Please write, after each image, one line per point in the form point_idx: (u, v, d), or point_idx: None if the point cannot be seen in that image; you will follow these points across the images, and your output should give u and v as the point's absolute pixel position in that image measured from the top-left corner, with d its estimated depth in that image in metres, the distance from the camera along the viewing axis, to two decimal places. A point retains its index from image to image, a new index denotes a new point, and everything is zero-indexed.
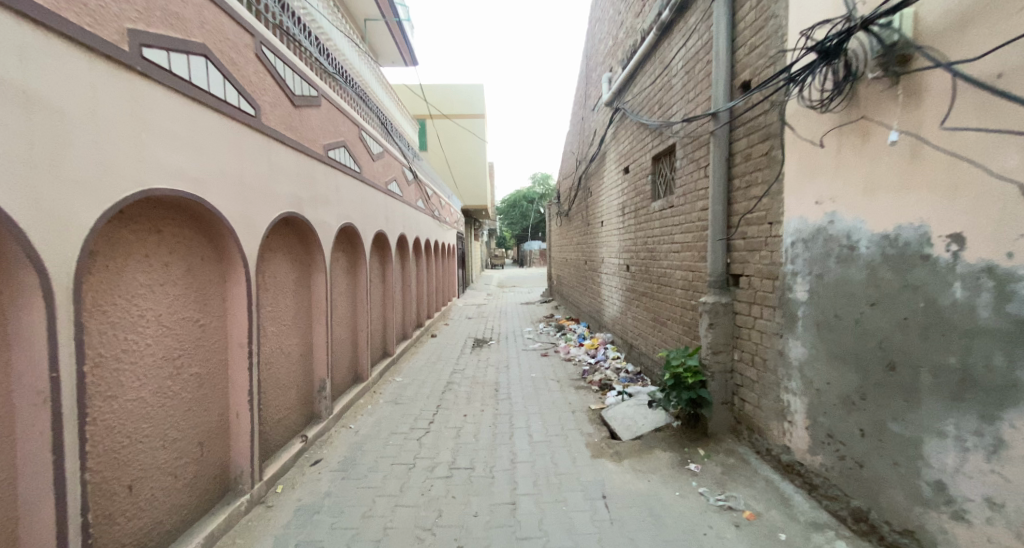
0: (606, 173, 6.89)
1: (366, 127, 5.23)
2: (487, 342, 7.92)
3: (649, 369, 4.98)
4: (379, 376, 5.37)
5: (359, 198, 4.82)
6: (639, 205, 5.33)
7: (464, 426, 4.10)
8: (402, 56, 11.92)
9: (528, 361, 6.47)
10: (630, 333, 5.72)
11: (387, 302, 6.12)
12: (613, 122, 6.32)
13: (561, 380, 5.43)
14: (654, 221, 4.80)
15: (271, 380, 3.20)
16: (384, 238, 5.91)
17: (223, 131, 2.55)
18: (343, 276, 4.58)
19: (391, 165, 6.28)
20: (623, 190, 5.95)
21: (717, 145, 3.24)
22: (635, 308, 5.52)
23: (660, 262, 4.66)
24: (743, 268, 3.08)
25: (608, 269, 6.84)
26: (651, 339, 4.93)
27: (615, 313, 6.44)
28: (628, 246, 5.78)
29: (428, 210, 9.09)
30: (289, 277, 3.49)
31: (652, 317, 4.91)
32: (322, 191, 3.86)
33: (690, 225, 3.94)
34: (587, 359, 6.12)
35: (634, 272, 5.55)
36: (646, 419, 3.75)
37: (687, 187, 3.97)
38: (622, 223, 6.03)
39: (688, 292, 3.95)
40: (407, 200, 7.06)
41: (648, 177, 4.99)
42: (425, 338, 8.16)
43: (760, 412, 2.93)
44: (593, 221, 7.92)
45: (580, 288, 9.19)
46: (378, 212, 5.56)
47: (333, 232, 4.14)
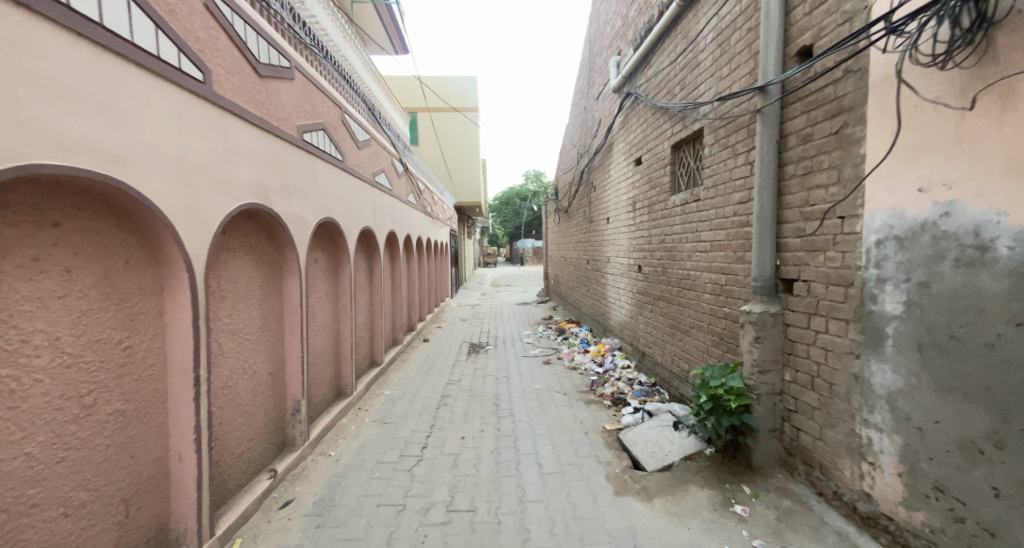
0: (613, 165, 6.37)
1: (350, 110, 4.63)
2: (483, 347, 7.36)
3: (667, 381, 4.47)
4: (365, 390, 4.80)
5: (342, 188, 4.24)
6: (654, 199, 4.81)
7: (462, 452, 3.55)
8: (391, 43, 11.27)
9: (530, 369, 5.93)
10: (642, 341, 5.21)
11: (375, 306, 5.55)
12: (623, 109, 5.78)
13: (568, 393, 4.90)
14: (674, 217, 4.29)
15: (230, 408, 2.64)
16: (371, 236, 5.32)
17: (155, 96, 1.98)
18: (322, 279, 4.01)
19: (378, 155, 5.69)
20: (635, 183, 5.43)
21: (766, 125, 2.73)
22: (649, 313, 5.02)
23: (682, 262, 4.15)
24: (798, 272, 2.58)
25: (615, 269, 6.33)
26: (671, 348, 4.41)
27: (624, 317, 5.93)
28: (640, 245, 5.26)
29: (419, 206, 8.47)
30: (253, 281, 2.91)
31: (671, 324, 4.41)
32: (295, 179, 3.27)
33: (722, 221, 3.42)
34: (595, 368, 5.59)
35: (647, 273, 5.05)
36: (674, 446, 3.23)
37: (718, 177, 3.45)
38: (633, 220, 5.51)
39: (721, 298, 3.44)
40: (396, 194, 6.47)
41: (666, 168, 4.47)
42: (417, 343, 7.57)
43: (824, 447, 2.42)
44: (597, 218, 7.39)
45: (581, 289, 8.67)
46: (364, 205, 4.97)
47: (310, 228, 3.56)
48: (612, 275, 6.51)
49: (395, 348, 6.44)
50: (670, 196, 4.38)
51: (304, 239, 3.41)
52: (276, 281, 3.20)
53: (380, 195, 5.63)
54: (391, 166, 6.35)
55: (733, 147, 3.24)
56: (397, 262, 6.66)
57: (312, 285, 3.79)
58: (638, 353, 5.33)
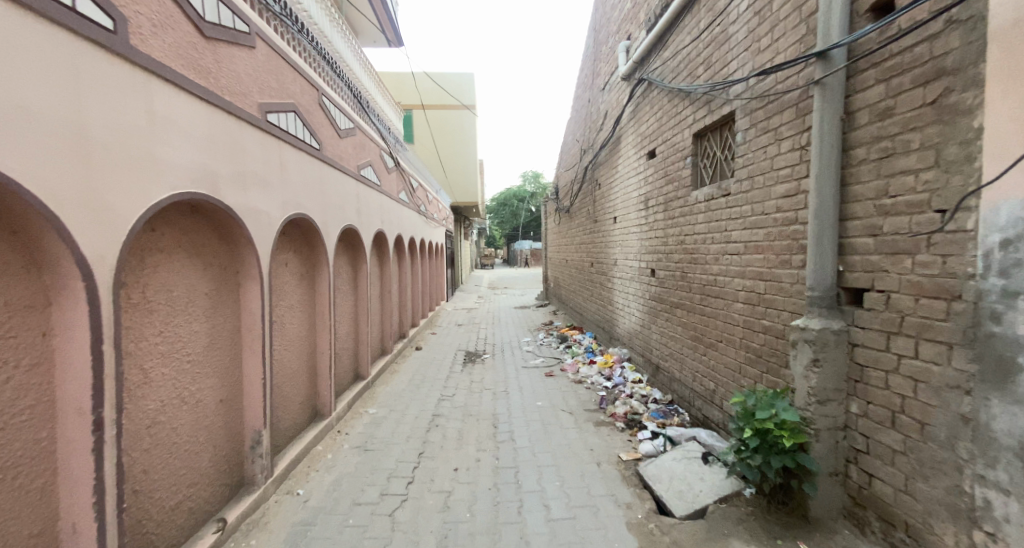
0: (621, 160, 5.87)
1: (330, 93, 4.10)
2: (480, 356, 6.82)
3: (689, 401, 3.95)
4: (346, 409, 4.25)
5: (318, 181, 3.71)
6: (670, 196, 4.31)
7: (455, 489, 3.02)
8: (383, 34, 10.71)
9: (530, 382, 5.40)
10: (657, 353, 4.68)
11: (358, 312, 5.01)
12: (634, 98, 5.28)
13: (575, 412, 4.37)
14: (696, 215, 3.78)
15: (161, 450, 2.10)
16: (356, 236, 4.79)
17: (34, 43, 1.47)
18: (292, 284, 3.46)
19: (365, 147, 5.15)
20: (647, 178, 4.92)
21: (828, 99, 2.22)
22: (664, 322, 4.50)
23: (706, 266, 3.64)
24: (871, 280, 2.07)
25: (623, 272, 5.81)
26: (693, 363, 3.89)
27: (634, 325, 5.41)
28: (653, 246, 4.76)
29: (412, 204, 7.93)
30: (198, 289, 2.38)
31: (692, 335, 3.89)
32: (254, 167, 2.74)
33: (760, 218, 2.91)
34: (603, 382, 5.07)
35: (662, 278, 4.53)
36: (706, 485, 2.71)
37: (757, 166, 2.94)
38: (644, 218, 5.01)
39: (759, 309, 2.92)
40: (385, 191, 5.94)
41: (686, 159, 3.96)
42: (408, 351, 7.02)
43: (912, 503, 1.92)
44: (602, 217, 6.88)
45: (584, 293, 8.16)
46: (346, 202, 4.44)
47: (277, 225, 3.03)
48: (619, 279, 6.00)
49: (384, 358, 5.89)
50: (692, 192, 3.87)
51: (266, 239, 2.87)
52: (229, 289, 2.66)
53: (365, 190, 5.09)
54: (379, 160, 5.81)
55: (776, 130, 2.73)
56: (387, 264, 6.13)
57: (279, 292, 3.26)
58: (652, 366, 4.80)
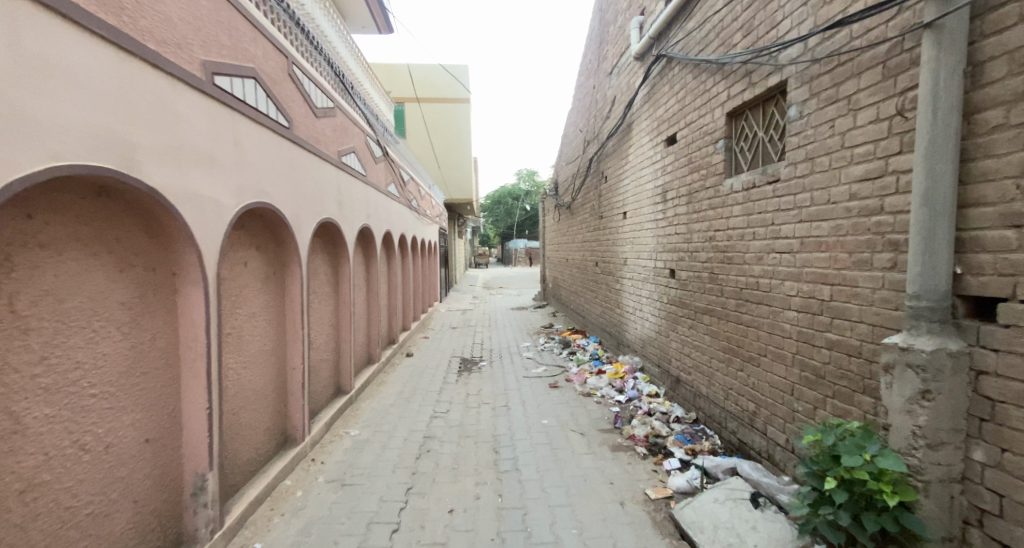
0: (632, 149, 5.33)
1: (304, 64, 3.51)
2: (476, 364, 6.26)
3: (719, 422, 3.42)
4: (323, 431, 3.68)
5: (287, 164, 3.12)
6: (696, 185, 3.77)
7: (449, 540, 2.47)
8: (373, 19, 10.06)
9: (533, 394, 4.86)
10: (678, 364, 4.14)
11: (339, 317, 4.43)
12: (649, 78, 4.74)
13: (587, 432, 3.83)
14: (730, 206, 3.25)
15: (43, 522, 1.52)
16: (336, 231, 4.20)
17: None
18: (254, 287, 2.88)
19: (348, 130, 4.57)
20: (665, 167, 4.38)
21: (945, 47, 1.68)
22: (687, 329, 3.97)
23: (743, 267, 3.11)
24: (1008, 287, 1.55)
25: (635, 272, 5.27)
26: (726, 379, 3.36)
27: (649, 332, 4.87)
28: (673, 243, 4.21)
29: (402, 198, 7.34)
30: (111, 299, 1.80)
31: (725, 347, 3.37)
32: (197, 141, 2.15)
33: (824, 209, 2.38)
34: (615, 396, 4.54)
35: (684, 280, 4.00)
36: (763, 538, 2.18)
37: (820, 145, 2.40)
38: (662, 212, 4.47)
39: (822, 319, 2.39)
40: (371, 182, 5.35)
41: (718, 143, 3.42)
42: (398, 359, 6.43)
43: None
44: (609, 213, 6.34)
45: (587, 294, 7.62)
46: (324, 192, 3.85)
47: (232, 217, 2.46)
48: (630, 281, 5.48)
49: (370, 367, 5.31)
50: (725, 179, 3.33)
51: (215, 233, 2.30)
52: (161, 296, 2.07)
53: (348, 180, 4.49)
54: (365, 147, 5.22)
55: (852, 98, 2.20)
56: (373, 264, 5.54)
57: (235, 297, 2.67)
58: (671, 378, 4.27)
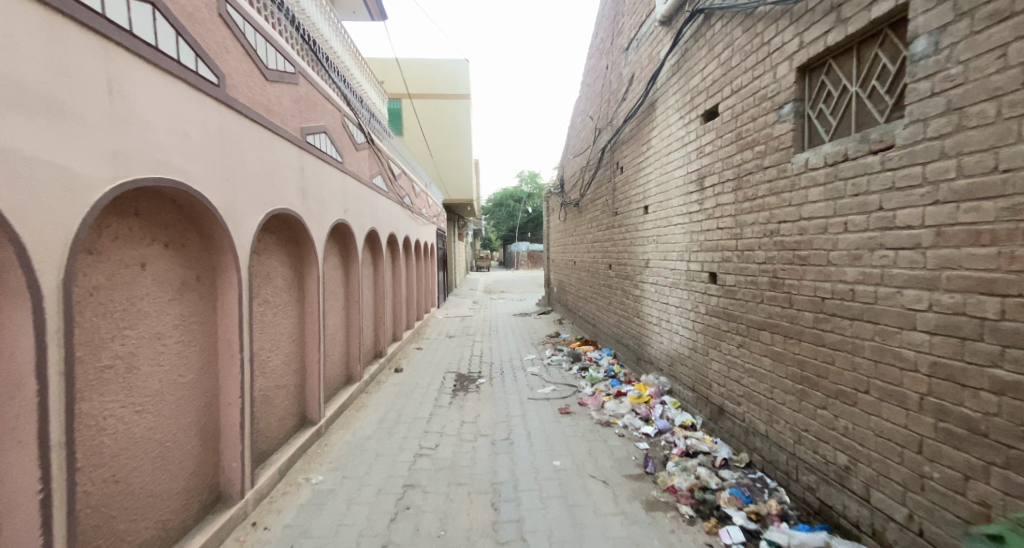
0: (656, 133, 4.53)
1: (249, 10, 2.74)
2: (474, 381, 5.47)
3: (787, 473, 2.62)
4: (275, 479, 2.89)
5: (214, 133, 2.34)
6: (749, 167, 2.98)
7: None
8: (364, 5, 9.31)
9: (540, 422, 4.06)
10: (723, 391, 3.33)
11: (304, 332, 3.64)
12: (679, 44, 3.96)
13: (610, 479, 3.02)
14: (804, 190, 2.46)
15: None
16: (299, 226, 3.41)
17: None
18: (160, 299, 2.09)
19: (318, 106, 3.79)
20: (703, 148, 3.59)
21: None
22: (734, 348, 3.18)
23: (825, 269, 2.32)
24: None
25: (660, 277, 4.49)
26: (795, 417, 2.57)
27: (678, 348, 4.08)
28: (714, 241, 3.43)
29: (391, 194, 6.56)
30: None
31: (794, 375, 2.57)
32: (23, 71, 1.39)
33: (983, 183, 1.60)
34: (641, 427, 3.75)
35: (730, 287, 3.21)
36: None
37: (976, 88, 1.62)
38: (697, 204, 3.68)
39: (983, 349, 1.61)
40: (350, 171, 4.58)
41: (783, 108, 2.63)
42: (384, 376, 5.62)
43: None
44: (625, 208, 5.55)
45: (598, 301, 6.85)
46: (279, 175, 3.06)
47: (108, 197, 1.69)
48: (652, 286, 4.69)
49: (347, 389, 4.51)
50: (796, 154, 2.54)
51: (66, 218, 1.53)
52: None
53: (317, 164, 3.70)
54: (342, 130, 4.45)
55: None
56: (353, 267, 4.75)
57: (121, 312, 1.88)
58: (713, 408, 3.46)
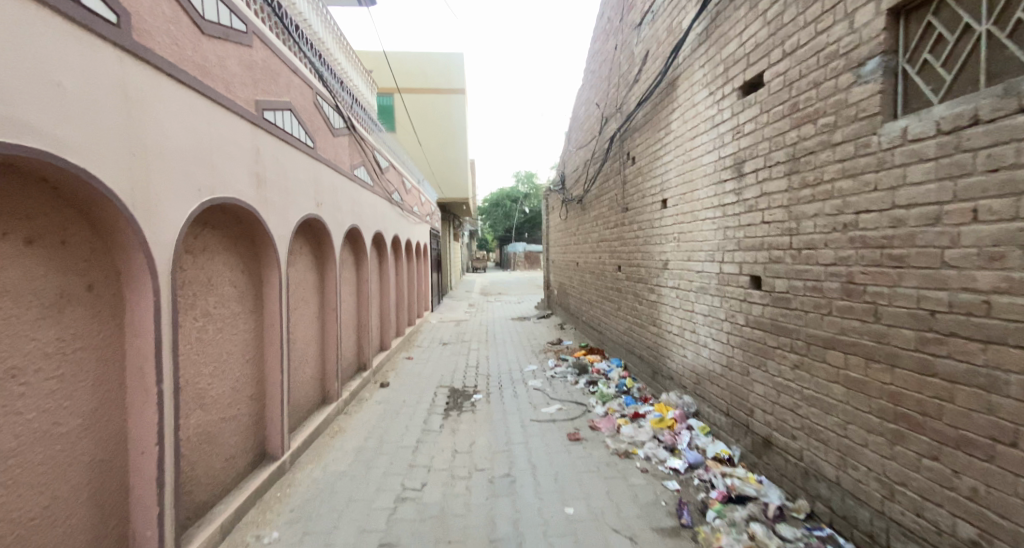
0: (677, 115, 3.93)
1: None
2: (469, 398, 4.85)
3: (872, 537, 2.04)
4: (215, 541, 2.28)
5: (113, 91, 1.74)
6: (810, 145, 2.39)
7: None
8: None
9: (547, 451, 3.46)
10: (770, 421, 2.74)
11: (262, 349, 3.02)
12: (708, 7, 3.37)
13: (638, 534, 2.42)
14: (901, 168, 1.88)
15: None
16: (252, 220, 2.78)
17: None
18: (13, 319, 1.49)
19: (281, 78, 3.17)
20: (741, 126, 3.00)
21: None
22: (788, 370, 2.58)
23: (937, 273, 1.74)
24: None
25: (682, 281, 3.88)
26: (885, 464, 1.99)
27: (707, 365, 3.48)
28: (758, 239, 2.83)
29: (377, 189, 5.94)
30: None
31: (882, 410, 1.99)
32: None
33: None
34: (668, 459, 3.15)
35: (782, 294, 2.61)
36: None
37: None
38: (734, 193, 3.08)
39: None
40: (325, 159, 3.96)
41: (865, 65, 2.06)
42: (368, 392, 4.99)
43: None
44: (637, 204, 4.95)
45: (606, 307, 6.24)
46: (224, 156, 2.44)
47: None
48: (672, 291, 4.09)
49: (321, 411, 3.89)
50: (886, 123, 1.97)
51: None
52: None
53: (279, 147, 3.08)
54: (315, 111, 3.83)
55: None
56: (329, 270, 4.14)
57: None
58: (757, 440, 2.86)
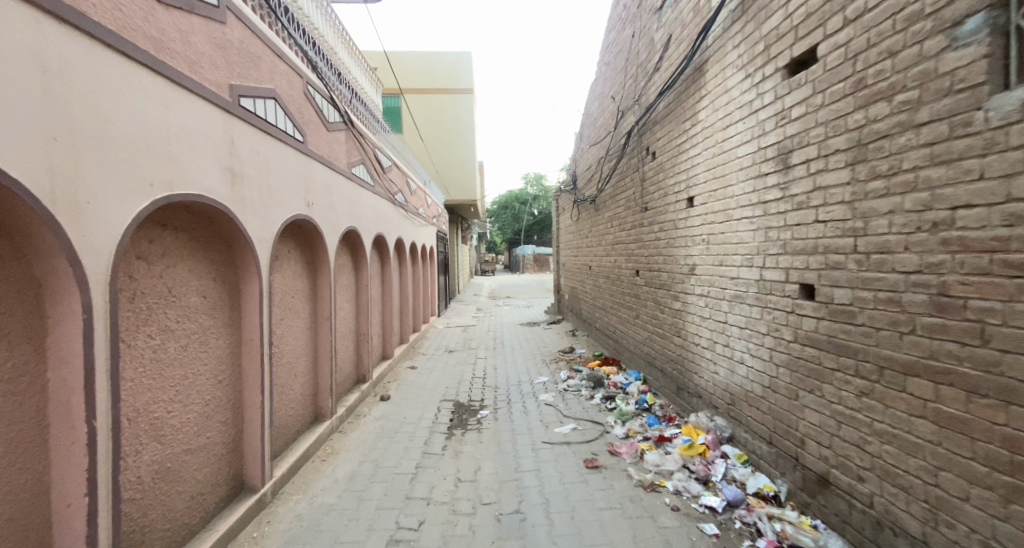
0: (706, 104, 3.51)
1: None
2: (476, 414, 4.47)
3: None
4: None
5: (28, 58, 1.40)
6: (881, 127, 1.98)
7: None
8: None
9: (562, 481, 3.06)
10: (828, 456, 2.32)
11: (240, 366, 2.67)
12: None
13: None
14: (1022, 151, 1.48)
15: None
16: (226, 221, 2.43)
17: None
18: None
19: (264, 60, 2.83)
20: (787, 110, 2.58)
21: None
22: (852, 398, 2.16)
23: None
24: None
25: (713, 289, 3.46)
26: (997, 526, 1.59)
27: (745, 385, 3.05)
28: (810, 240, 2.41)
29: (378, 189, 5.59)
30: None
31: (992, 458, 1.59)
32: None
33: None
34: (702, 495, 2.74)
35: (844, 307, 2.19)
36: None
37: None
38: (778, 189, 2.66)
39: None
40: (317, 154, 3.62)
41: (964, 24, 1.65)
42: (366, 407, 4.63)
43: None
44: (659, 203, 4.54)
45: (622, 314, 5.82)
46: (189, 147, 2.10)
47: None
48: (700, 300, 3.67)
49: (312, 432, 3.53)
50: (996, 95, 1.57)
51: None
52: None
53: (260, 139, 2.73)
54: (306, 102, 3.49)
55: None
56: (323, 275, 3.80)
57: None
58: (810, 478, 2.44)
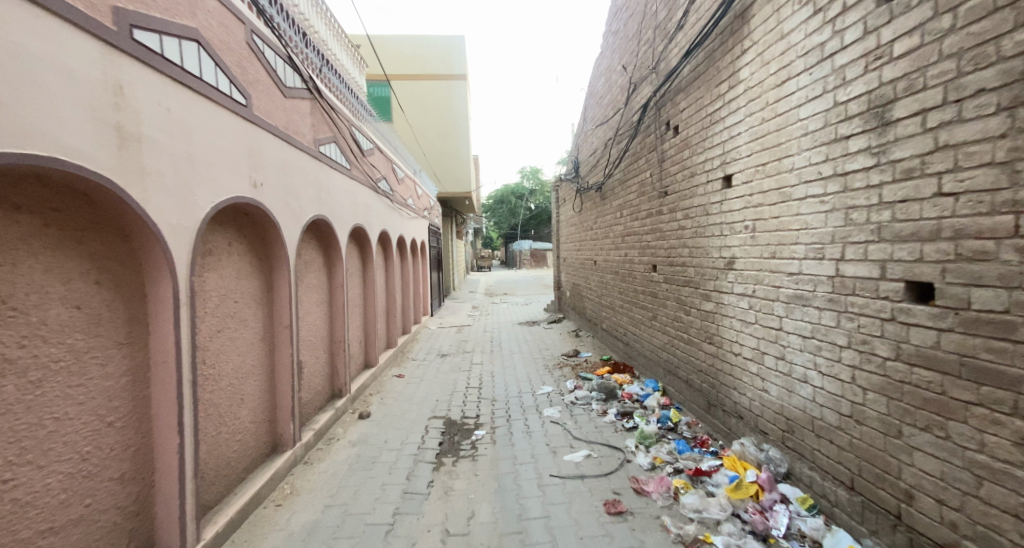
0: (752, 57, 2.82)
1: None
2: (470, 435, 3.79)
3: None
4: None
5: None
6: None
7: None
8: None
9: (580, 535, 2.39)
10: (958, 522, 1.67)
11: (150, 399, 1.97)
12: None
13: None
14: None
15: None
16: (112, 201, 1.73)
17: None
18: None
19: None
20: (883, 47, 1.91)
21: None
22: (1007, 447, 1.51)
23: None
24: None
25: (760, 286, 2.79)
26: None
27: (811, 411, 2.38)
28: (923, 222, 1.75)
29: (356, 174, 4.88)
30: None
31: None
32: None
33: None
34: None
35: (992, 316, 1.54)
36: None
37: None
38: (867, 155, 1.99)
39: None
40: (269, 123, 2.92)
41: None
42: (340, 428, 3.93)
43: None
44: (683, 185, 3.86)
45: (635, 314, 5.15)
46: (33, 86, 1.41)
47: None
48: (742, 300, 2.99)
49: (266, 468, 2.85)
50: None
51: None
52: None
53: (174, 93, 2.03)
54: (252, 56, 2.78)
55: None
56: (280, 274, 3.10)
57: None
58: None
